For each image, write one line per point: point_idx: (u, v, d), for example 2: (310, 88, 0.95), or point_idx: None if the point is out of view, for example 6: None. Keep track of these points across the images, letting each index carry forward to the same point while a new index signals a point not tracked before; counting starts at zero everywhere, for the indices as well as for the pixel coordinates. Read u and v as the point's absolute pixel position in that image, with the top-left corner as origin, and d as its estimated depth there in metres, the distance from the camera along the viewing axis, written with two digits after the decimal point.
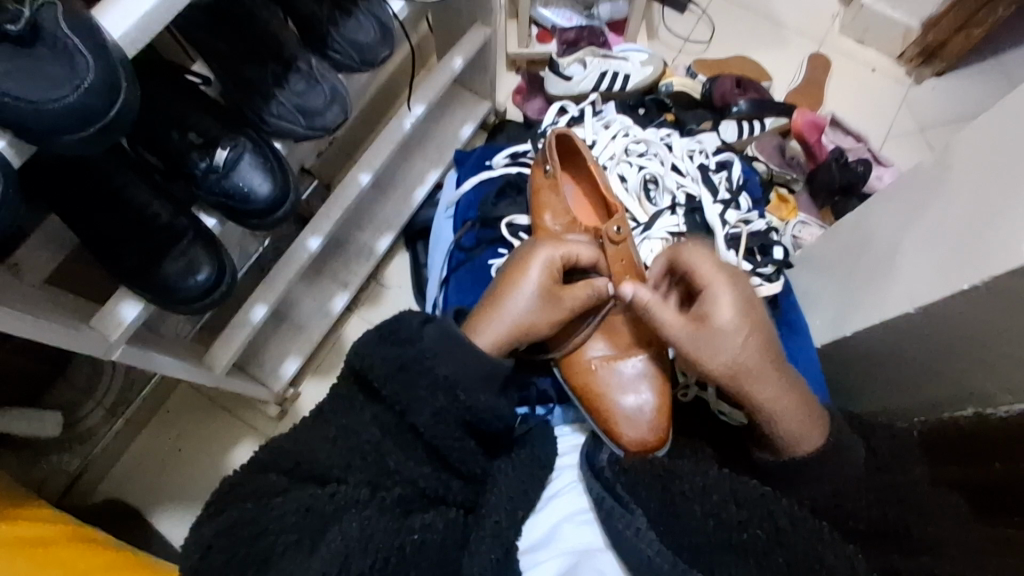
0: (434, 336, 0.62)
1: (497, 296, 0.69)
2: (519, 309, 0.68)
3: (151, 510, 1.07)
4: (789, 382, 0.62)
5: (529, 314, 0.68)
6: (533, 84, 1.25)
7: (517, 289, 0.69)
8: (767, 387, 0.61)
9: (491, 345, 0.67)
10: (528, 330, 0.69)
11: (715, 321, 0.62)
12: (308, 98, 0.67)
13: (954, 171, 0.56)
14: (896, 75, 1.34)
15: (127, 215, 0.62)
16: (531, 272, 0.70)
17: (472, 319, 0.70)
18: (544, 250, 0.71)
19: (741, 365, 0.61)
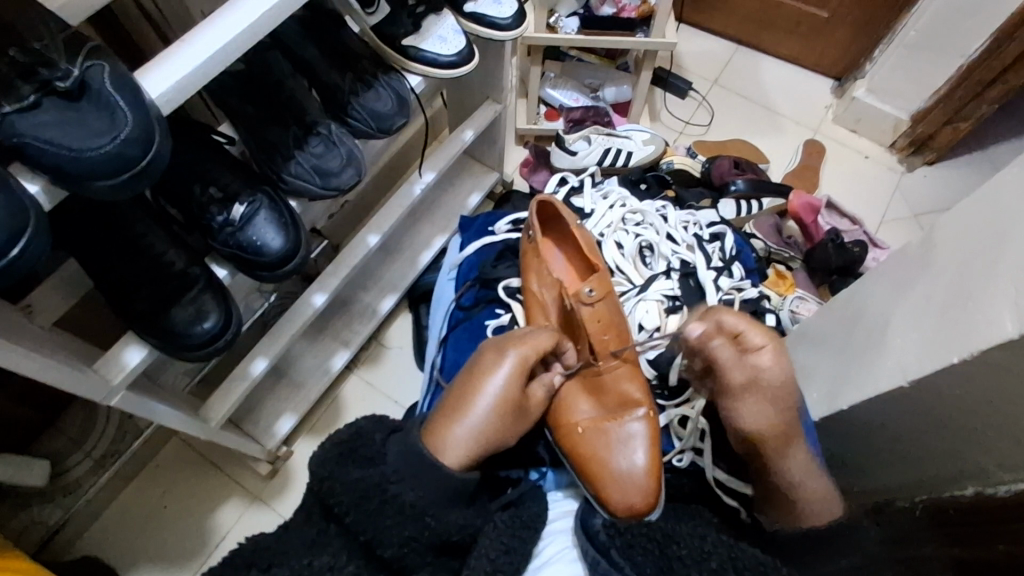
0: (395, 452, 0.61)
1: (462, 405, 0.66)
2: (486, 417, 0.65)
3: (129, 570, 1.03)
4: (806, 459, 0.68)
5: (498, 421, 0.65)
6: (539, 157, 1.30)
7: (477, 399, 0.66)
8: (801, 462, 0.67)
9: (460, 459, 0.63)
10: (496, 438, 0.65)
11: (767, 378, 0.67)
12: (325, 159, 0.71)
13: (938, 250, 0.58)
14: (888, 163, 1.40)
15: (142, 262, 0.65)
16: (499, 376, 0.68)
17: (433, 424, 0.65)
18: (516, 350, 0.70)
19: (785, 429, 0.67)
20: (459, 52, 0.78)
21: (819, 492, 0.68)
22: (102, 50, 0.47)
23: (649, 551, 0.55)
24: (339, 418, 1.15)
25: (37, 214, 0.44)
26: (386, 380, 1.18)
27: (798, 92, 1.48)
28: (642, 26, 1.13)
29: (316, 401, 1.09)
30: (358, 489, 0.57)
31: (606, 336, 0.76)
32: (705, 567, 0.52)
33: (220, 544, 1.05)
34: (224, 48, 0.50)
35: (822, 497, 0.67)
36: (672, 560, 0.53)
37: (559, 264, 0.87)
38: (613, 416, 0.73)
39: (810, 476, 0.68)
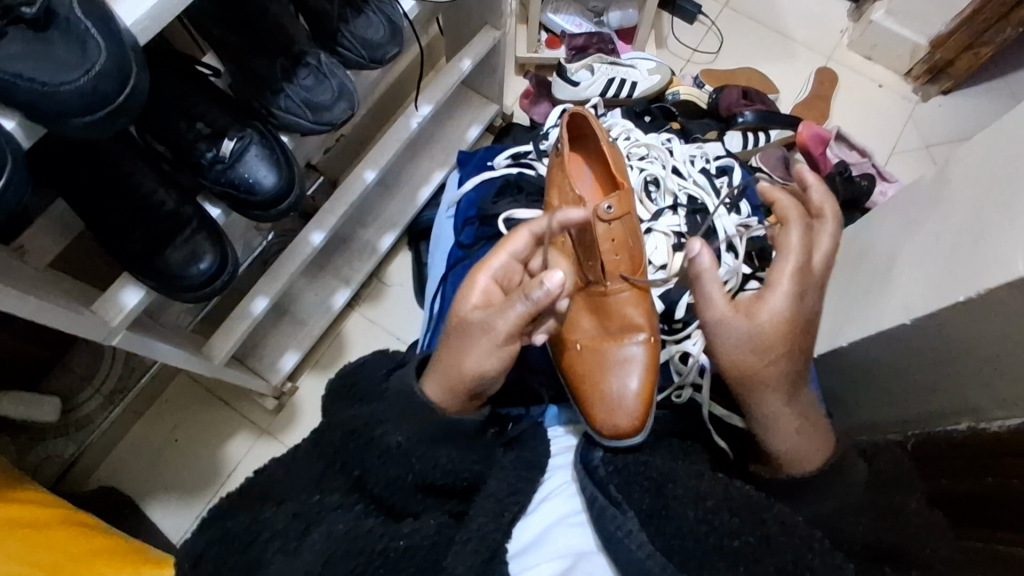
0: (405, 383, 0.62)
1: (450, 337, 0.63)
2: (471, 348, 0.60)
3: (146, 499, 1.07)
4: (793, 403, 0.62)
5: (482, 353, 0.60)
6: (541, 88, 1.25)
7: (463, 324, 0.62)
8: (777, 400, 0.61)
9: (441, 399, 0.62)
10: (479, 376, 0.61)
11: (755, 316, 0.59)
12: (315, 93, 0.68)
13: (953, 186, 0.57)
14: (903, 92, 1.34)
15: (133, 203, 0.63)
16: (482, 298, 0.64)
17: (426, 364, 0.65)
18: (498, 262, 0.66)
19: (754, 372, 0.60)
20: None
21: (798, 436, 0.61)
22: None
23: (648, 489, 0.57)
24: (341, 354, 1.16)
25: (14, 152, 0.42)
26: (388, 316, 1.18)
27: (813, 15, 1.41)
28: None
29: (318, 338, 1.10)
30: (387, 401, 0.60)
31: (617, 257, 0.72)
32: (700, 507, 0.53)
33: (232, 475, 1.09)
34: None
35: (801, 450, 0.61)
36: (668, 498, 0.55)
37: (586, 183, 0.81)
38: (616, 337, 0.72)
39: (786, 419, 0.62)
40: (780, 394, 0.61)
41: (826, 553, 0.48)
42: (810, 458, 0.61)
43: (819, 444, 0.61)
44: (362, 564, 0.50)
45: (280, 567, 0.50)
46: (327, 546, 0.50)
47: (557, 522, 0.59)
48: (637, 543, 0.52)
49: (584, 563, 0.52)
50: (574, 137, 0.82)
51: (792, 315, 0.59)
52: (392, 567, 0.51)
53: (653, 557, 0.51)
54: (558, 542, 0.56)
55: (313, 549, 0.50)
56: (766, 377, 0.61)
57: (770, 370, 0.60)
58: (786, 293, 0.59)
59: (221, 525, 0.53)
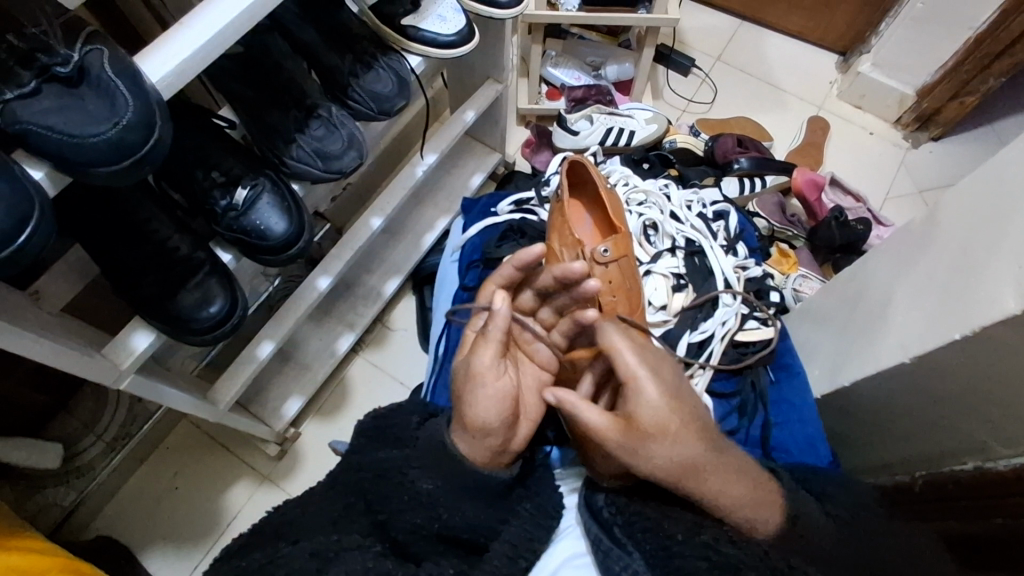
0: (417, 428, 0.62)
1: (461, 390, 0.59)
2: (489, 408, 0.56)
3: (144, 548, 1.05)
4: (729, 468, 0.55)
5: (492, 412, 0.57)
6: (542, 137, 1.29)
7: (476, 383, 0.57)
8: (717, 477, 0.54)
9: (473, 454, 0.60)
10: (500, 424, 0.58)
11: (642, 421, 0.52)
12: (326, 143, 0.71)
13: (941, 228, 0.59)
14: (893, 139, 1.38)
15: (148, 248, 0.65)
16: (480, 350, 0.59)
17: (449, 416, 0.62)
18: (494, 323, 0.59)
19: (690, 465, 0.53)
20: (458, 31, 0.77)
21: (751, 505, 0.55)
22: (100, 35, 0.47)
23: (648, 529, 0.55)
24: (345, 399, 1.16)
25: (40, 199, 0.44)
26: (392, 361, 1.19)
27: (802, 68, 1.46)
28: (643, 2, 1.11)
29: (322, 383, 1.10)
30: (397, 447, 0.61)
31: (614, 298, 0.74)
32: (699, 542, 0.52)
33: (232, 523, 1.07)
34: (221, 33, 0.50)
35: (756, 506, 0.55)
36: (668, 538, 0.54)
37: (585, 227, 0.83)
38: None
39: (738, 487, 0.55)
40: (719, 476, 0.54)
41: None
42: (768, 514, 0.56)
43: (767, 495, 0.57)
44: None
45: None
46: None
47: (564, 562, 0.59)
48: None
49: None
50: (572, 184, 0.85)
51: (671, 402, 0.53)
52: None
53: None
54: None
55: None
56: (703, 464, 0.53)
57: (688, 464, 0.53)
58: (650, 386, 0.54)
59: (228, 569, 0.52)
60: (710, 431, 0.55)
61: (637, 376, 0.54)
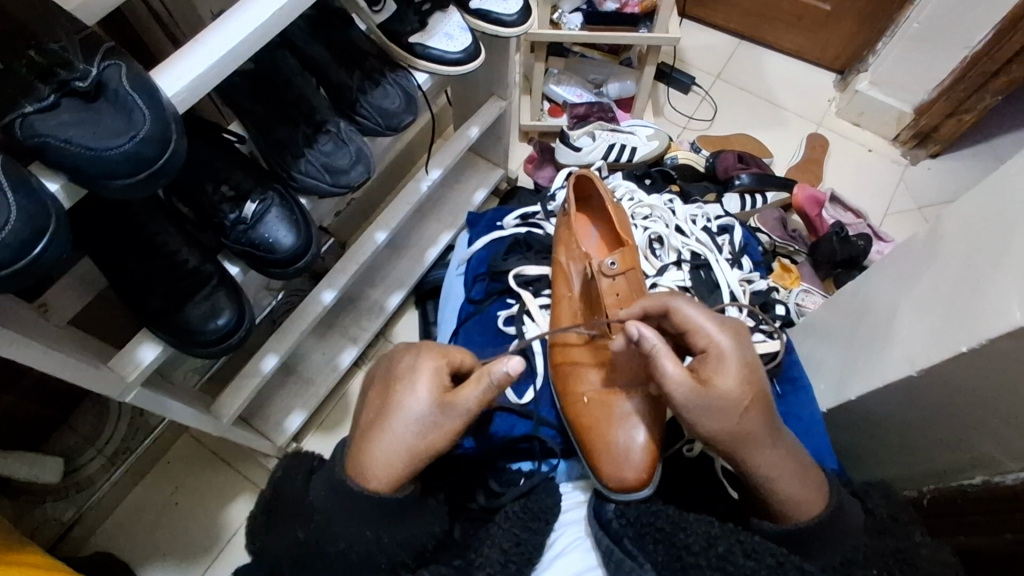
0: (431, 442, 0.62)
1: (374, 423, 0.61)
2: (407, 434, 0.59)
3: (143, 565, 1.04)
4: (784, 448, 0.60)
5: (409, 439, 0.59)
6: (544, 153, 1.30)
7: (401, 410, 0.60)
8: (769, 453, 0.59)
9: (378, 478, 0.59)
10: (429, 455, 0.60)
11: (718, 385, 0.59)
12: (334, 157, 0.72)
13: (946, 241, 0.59)
14: (892, 156, 1.40)
15: (157, 261, 0.65)
16: (412, 389, 0.61)
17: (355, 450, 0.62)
18: (423, 367, 0.63)
19: (747, 434, 0.58)
20: (465, 49, 0.79)
21: (793, 485, 0.59)
22: (119, 51, 0.48)
23: (660, 540, 0.56)
24: (347, 414, 1.15)
25: (56, 211, 0.45)
26: None
27: (801, 85, 1.48)
28: (645, 21, 1.13)
29: (324, 397, 1.10)
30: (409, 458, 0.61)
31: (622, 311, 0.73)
32: (712, 553, 0.53)
33: (232, 539, 1.06)
34: (236, 49, 0.51)
35: (801, 493, 0.59)
36: (681, 548, 0.55)
37: (591, 242, 0.84)
38: (624, 388, 0.70)
39: (785, 466, 0.59)
40: (772, 449, 0.59)
41: None
42: (807, 501, 0.59)
43: (811, 490, 0.59)
44: None
45: None
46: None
47: None
48: None
49: None
50: (579, 199, 0.86)
51: (742, 378, 0.59)
52: None
53: None
54: None
55: None
56: (750, 438, 0.58)
57: (748, 433, 0.58)
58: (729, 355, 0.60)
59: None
60: (773, 415, 0.60)
61: (718, 348, 0.61)
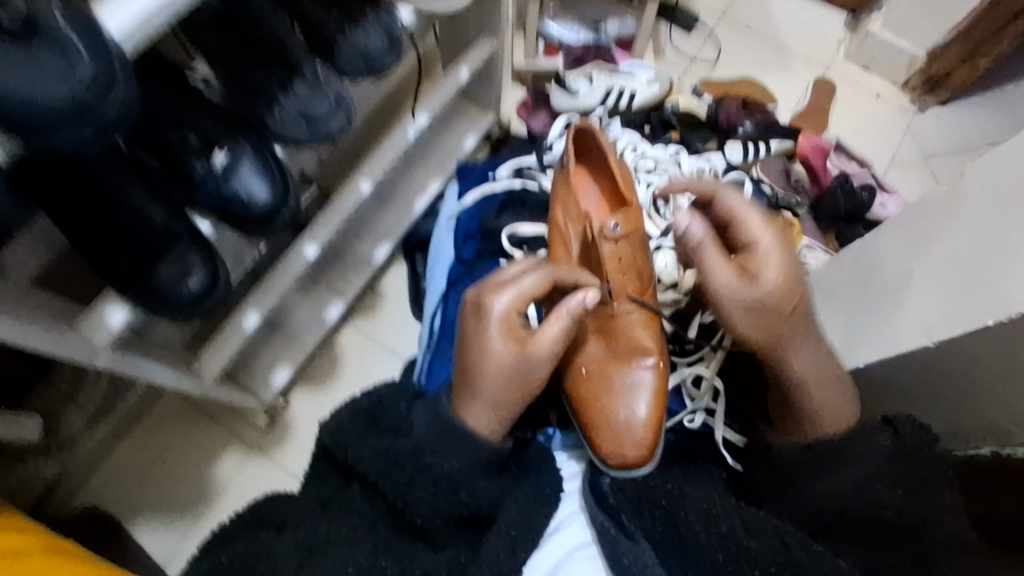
0: (431, 417, 0.59)
1: (470, 362, 0.61)
2: (501, 378, 0.60)
3: (131, 521, 1.03)
4: (823, 356, 0.62)
5: (510, 382, 0.60)
6: (539, 99, 1.23)
7: (486, 356, 0.60)
8: (807, 352, 0.61)
9: (485, 427, 0.59)
10: (529, 393, 0.62)
11: (762, 277, 0.60)
12: (312, 105, 0.65)
13: (958, 202, 0.56)
14: (901, 104, 1.34)
15: (121, 217, 0.60)
16: (492, 338, 0.61)
17: (455, 392, 0.61)
18: (500, 306, 0.62)
19: (782, 330, 0.60)
20: None
21: (829, 400, 0.61)
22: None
23: (661, 516, 0.55)
24: (335, 368, 1.12)
25: None
26: (383, 330, 1.15)
27: (810, 26, 1.40)
28: None
29: (311, 353, 1.07)
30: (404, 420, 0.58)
31: (624, 276, 0.69)
32: (714, 532, 0.52)
33: (222, 494, 1.05)
34: None
35: (827, 399, 0.61)
36: (678, 525, 0.53)
37: (591, 198, 0.79)
38: (623, 360, 0.67)
39: (820, 372, 0.61)
40: (808, 348, 0.61)
41: None
42: (842, 412, 0.61)
43: (847, 400, 0.61)
44: None
45: None
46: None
47: (566, 556, 0.56)
48: None
49: None
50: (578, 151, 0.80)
51: (787, 275, 0.60)
52: None
53: None
54: None
55: None
56: (789, 337, 0.60)
57: (782, 331, 0.60)
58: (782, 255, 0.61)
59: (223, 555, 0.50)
60: (811, 314, 0.62)
61: (764, 245, 0.62)
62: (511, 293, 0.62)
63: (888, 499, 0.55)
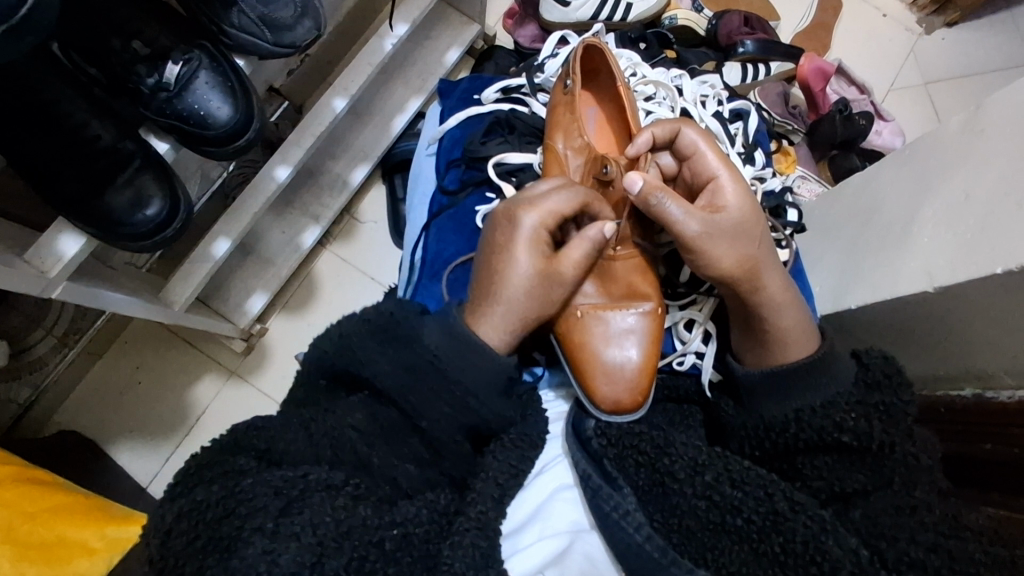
0: (434, 336, 0.58)
1: (492, 275, 0.61)
2: (521, 295, 0.60)
3: (109, 444, 1.01)
4: (788, 284, 0.61)
5: (529, 301, 0.60)
6: (526, 7, 1.13)
7: (508, 269, 0.60)
8: (778, 279, 0.60)
9: (500, 341, 0.60)
10: (540, 317, 0.62)
11: (726, 209, 0.60)
12: (274, 8, 0.58)
13: (981, 143, 0.55)
14: (907, 24, 1.27)
15: (63, 135, 0.54)
16: (519, 249, 0.61)
17: (470, 307, 0.61)
18: (526, 222, 0.61)
19: (753, 259, 0.59)
20: None
21: (798, 329, 0.59)
22: None
23: (642, 463, 0.57)
24: (314, 293, 1.09)
25: None
26: (361, 255, 1.11)
27: None
28: None
29: (287, 278, 1.03)
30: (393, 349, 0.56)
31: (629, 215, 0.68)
32: (699, 481, 0.53)
33: (200, 419, 1.03)
34: None
35: (799, 326, 0.59)
36: (664, 475, 0.55)
37: (591, 126, 0.76)
38: (617, 304, 0.65)
39: (790, 300, 0.60)
40: (779, 276, 0.60)
41: (840, 533, 0.47)
42: (809, 341, 0.59)
43: (811, 329, 0.60)
44: (362, 560, 0.47)
45: (258, 551, 0.46)
46: (315, 544, 0.47)
47: (550, 496, 0.56)
48: (634, 524, 0.50)
49: (581, 544, 0.51)
50: (584, 72, 0.76)
51: (750, 203, 0.61)
52: (388, 558, 0.48)
53: (651, 541, 0.50)
54: (558, 517, 0.53)
55: (301, 540, 0.47)
56: (760, 266, 0.60)
57: (754, 260, 0.59)
58: (738, 185, 0.61)
59: (192, 497, 0.49)
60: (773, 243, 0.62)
61: (720, 177, 0.61)
62: (540, 207, 0.62)
63: (843, 421, 0.54)
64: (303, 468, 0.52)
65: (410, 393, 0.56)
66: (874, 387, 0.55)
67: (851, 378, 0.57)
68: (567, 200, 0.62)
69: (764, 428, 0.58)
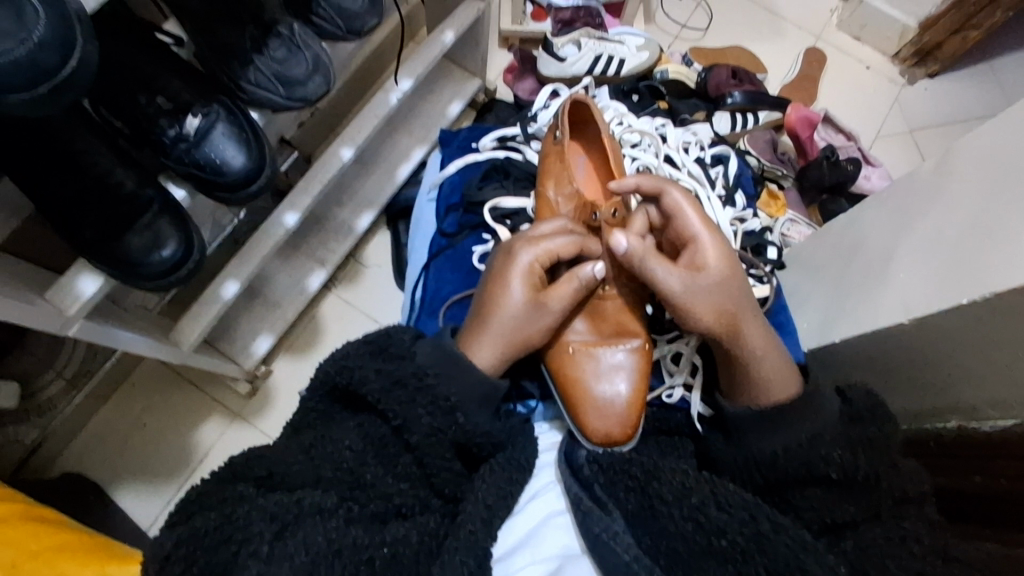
0: (426, 351, 0.61)
1: (487, 306, 0.64)
2: (514, 324, 0.63)
3: (111, 486, 1.02)
4: (766, 330, 0.64)
5: (523, 330, 0.63)
6: (525, 63, 1.20)
7: (502, 301, 0.63)
8: (757, 330, 0.62)
9: (492, 366, 0.63)
10: (529, 347, 0.65)
11: (705, 269, 0.62)
12: (288, 66, 0.63)
13: (950, 184, 0.58)
14: (890, 75, 1.33)
15: (88, 182, 0.58)
16: (513, 281, 0.64)
17: (464, 335, 0.64)
18: (523, 256, 0.65)
19: (732, 314, 0.62)
20: None
21: (776, 365, 0.62)
22: None
23: (632, 489, 0.57)
24: (319, 334, 1.12)
25: None
26: (365, 296, 1.14)
27: None
28: None
29: (293, 321, 1.06)
30: (392, 377, 0.58)
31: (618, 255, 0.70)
32: (685, 504, 0.54)
33: (203, 461, 1.04)
34: None
35: (778, 365, 0.62)
36: (654, 498, 0.56)
37: (581, 173, 0.79)
38: (608, 342, 0.67)
39: (768, 347, 0.63)
40: (757, 326, 0.63)
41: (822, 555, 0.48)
42: (788, 378, 0.62)
43: (790, 368, 0.63)
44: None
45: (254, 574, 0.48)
46: (307, 565, 0.49)
47: (542, 522, 0.57)
48: (624, 547, 0.52)
49: (571, 566, 0.51)
50: (573, 123, 0.80)
51: (727, 259, 0.63)
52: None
53: (638, 560, 0.51)
54: (547, 544, 0.54)
55: (296, 563, 0.48)
56: (740, 318, 0.62)
57: (733, 314, 0.62)
58: (717, 243, 0.64)
59: (191, 524, 0.51)
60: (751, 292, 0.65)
61: (699, 237, 0.64)
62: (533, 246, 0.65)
63: (828, 447, 0.55)
64: (299, 493, 0.53)
65: (407, 424, 0.57)
66: (857, 418, 0.57)
67: (836, 407, 0.59)
68: (559, 242, 0.66)
69: (751, 459, 0.59)
